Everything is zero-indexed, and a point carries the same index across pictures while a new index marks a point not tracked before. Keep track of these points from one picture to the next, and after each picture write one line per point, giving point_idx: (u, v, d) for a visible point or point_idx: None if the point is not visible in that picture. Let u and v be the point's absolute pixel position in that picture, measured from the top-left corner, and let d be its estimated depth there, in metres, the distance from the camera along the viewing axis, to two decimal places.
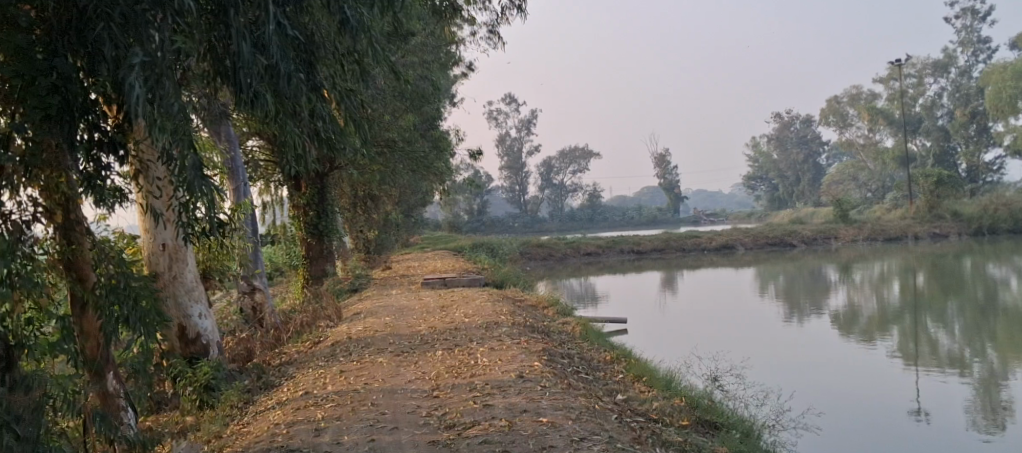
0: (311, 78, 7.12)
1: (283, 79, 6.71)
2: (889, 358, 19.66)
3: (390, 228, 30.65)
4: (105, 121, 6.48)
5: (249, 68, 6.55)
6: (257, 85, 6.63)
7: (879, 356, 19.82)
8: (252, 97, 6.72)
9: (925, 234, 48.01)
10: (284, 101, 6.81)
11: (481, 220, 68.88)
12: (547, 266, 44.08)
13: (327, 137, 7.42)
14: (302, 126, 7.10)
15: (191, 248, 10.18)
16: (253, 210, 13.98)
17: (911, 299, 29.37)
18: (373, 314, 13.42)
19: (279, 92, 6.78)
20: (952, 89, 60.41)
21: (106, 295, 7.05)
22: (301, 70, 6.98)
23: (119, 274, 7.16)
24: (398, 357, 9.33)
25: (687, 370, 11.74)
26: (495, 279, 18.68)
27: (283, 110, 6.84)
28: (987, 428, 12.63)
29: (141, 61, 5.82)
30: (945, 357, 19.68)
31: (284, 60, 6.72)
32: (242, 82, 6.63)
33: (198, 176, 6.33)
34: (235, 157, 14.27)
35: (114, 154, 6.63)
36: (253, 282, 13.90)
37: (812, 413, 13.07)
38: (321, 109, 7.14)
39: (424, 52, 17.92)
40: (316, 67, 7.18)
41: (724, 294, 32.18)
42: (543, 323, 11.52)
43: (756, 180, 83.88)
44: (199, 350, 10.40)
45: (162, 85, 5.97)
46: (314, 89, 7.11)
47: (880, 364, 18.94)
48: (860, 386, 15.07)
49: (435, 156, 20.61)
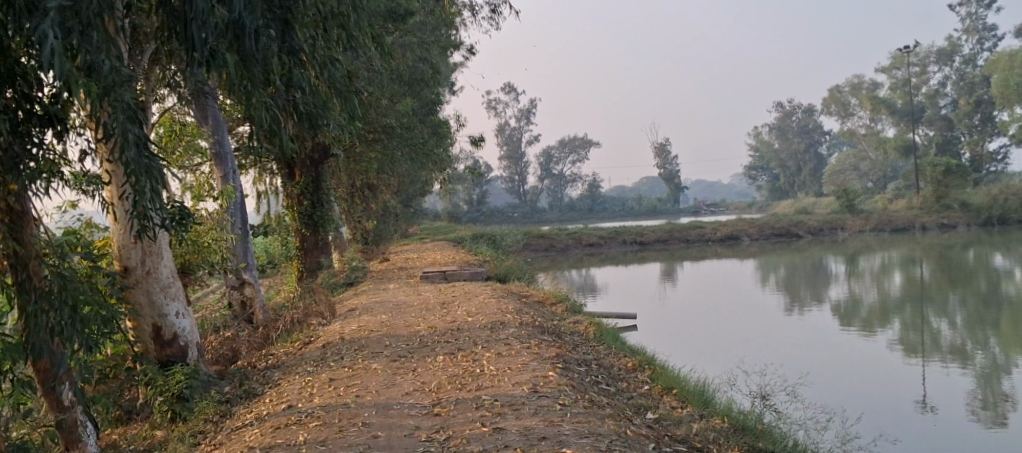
0: (287, 42, 7.03)
1: (248, 37, 6.53)
2: (890, 348, 18.86)
3: (389, 218, 29.70)
4: (38, 92, 6.65)
5: (204, 21, 6.39)
6: (213, 42, 6.44)
7: (879, 347, 19.05)
8: (209, 56, 6.53)
9: (932, 224, 47.06)
10: (250, 64, 6.64)
11: (480, 210, 68.00)
12: (549, 257, 43.11)
13: (305, 110, 7.40)
14: (278, 98, 7.12)
15: (168, 240, 9.34)
16: (239, 198, 12.94)
17: (916, 289, 28.49)
18: (369, 312, 12.47)
19: (246, 57, 6.63)
20: (956, 77, 59.44)
21: (42, 301, 7.18)
22: (272, 27, 6.83)
23: (55, 276, 7.28)
24: (394, 363, 8.41)
25: (729, 388, 10.56)
26: (499, 272, 17.79)
27: (249, 78, 6.68)
28: (992, 420, 12.00)
29: (58, 5, 5.95)
30: (946, 348, 18.93)
31: (249, 15, 6.53)
32: (196, 37, 6.41)
33: (141, 156, 6.35)
34: (223, 142, 13.25)
35: (51, 128, 6.82)
36: (242, 275, 13.04)
37: (884, 440, 11.18)
38: (299, 78, 7.06)
39: (423, 32, 17.04)
40: (292, 27, 7.01)
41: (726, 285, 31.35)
42: (552, 322, 10.63)
43: (757, 170, 82.62)
44: (175, 353, 9.52)
45: (87, 37, 6.15)
46: (290, 53, 7.02)
47: (882, 355, 18.18)
48: (881, 381, 14.19)
49: (436, 143, 19.51)
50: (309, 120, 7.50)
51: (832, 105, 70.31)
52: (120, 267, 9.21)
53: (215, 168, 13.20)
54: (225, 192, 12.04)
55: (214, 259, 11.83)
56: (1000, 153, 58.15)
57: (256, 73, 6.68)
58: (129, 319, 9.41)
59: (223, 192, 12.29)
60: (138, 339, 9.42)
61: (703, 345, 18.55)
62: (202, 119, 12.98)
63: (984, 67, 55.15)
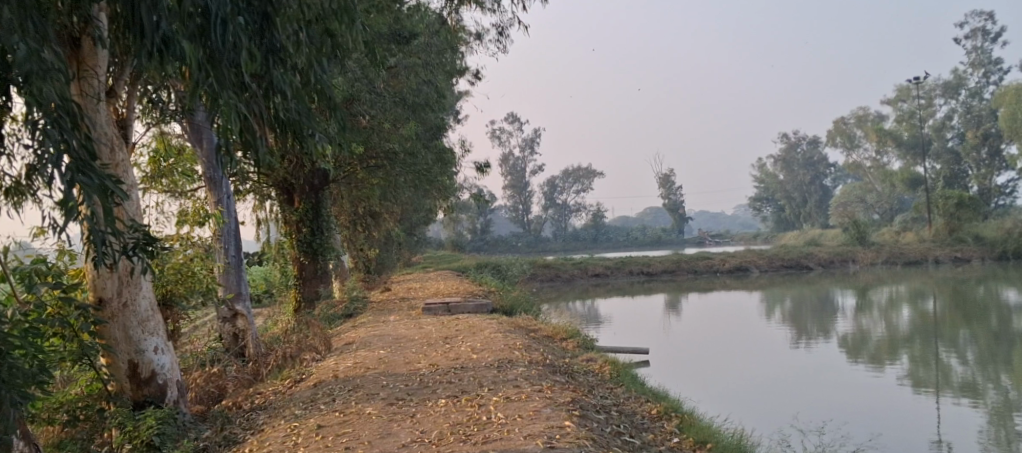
0: (266, 39, 7.19)
1: (214, 26, 6.62)
2: (898, 383, 18.03)
3: (391, 246, 28.95)
4: None
5: (156, 4, 6.45)
6: (166, 25, 6.46)
7: (888, 381, 18.16)
8: (162, 42, 6.54)
9: (946, 257, 46.12)
10: (216, 60, 6.80)
11: (483, 240, 67.42)
12: (554, 288, 42.28)
13: (286, 119, 7.57)
14: (251, 102, 7.21)
15: (147, 272, 8.65)
16: (229, 225, 12.14)
17: (926, 324, 27.65)
18: (366, 346, 11.66)
19: (213, 53, 6.79)
20: (962, 110, 58.68)
21: None
22: (243, 17, 6.90)
23: None
24: (391, 407, 7.61)
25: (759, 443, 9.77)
26: (505, 304, 16.98)
27: (215, 77, 6.76)
28: None
29: None
30: (957, 384, 18.08)
31: (215, 2, 6.61)
32: (148, 22, 6.48)
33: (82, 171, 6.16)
34: (212, 166, 12.19)
35: None
36: (234, 306, 12.32)
37: None
38: (278, 79, 7.24)
39: (430, 55, 16.33)
40: (273, 21, 7.14)
41: (732, 317, 30.55)
42: (564, 360, 9.83)
43: (762, 201, 81.61)
44: (154, 393, 8.83)
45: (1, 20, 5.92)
46: (269, 50, 7.17)
47: (889, 389, 17.31)
48: (896, 440, 13.49)
49: (440, 170, 18.73)
50: (295, 137, 7.72)
51: (838, 137, 69.70)
52: (95, 299, 8.53)
53: (209, 193, 12.36)
54: (213, 215, 11.45)
55: (198, 289, 10.97)
56: (1009, 186, 57.41)
57: (223, 69, 6.83)
58: (103, 356, 8.70)
59: (206, 213, 11.55)
60: (112, 377, 8.71)
61: (705, 379, 17.81)
62: (197, 142, 12.19)
63: (991, 100, 54.40)
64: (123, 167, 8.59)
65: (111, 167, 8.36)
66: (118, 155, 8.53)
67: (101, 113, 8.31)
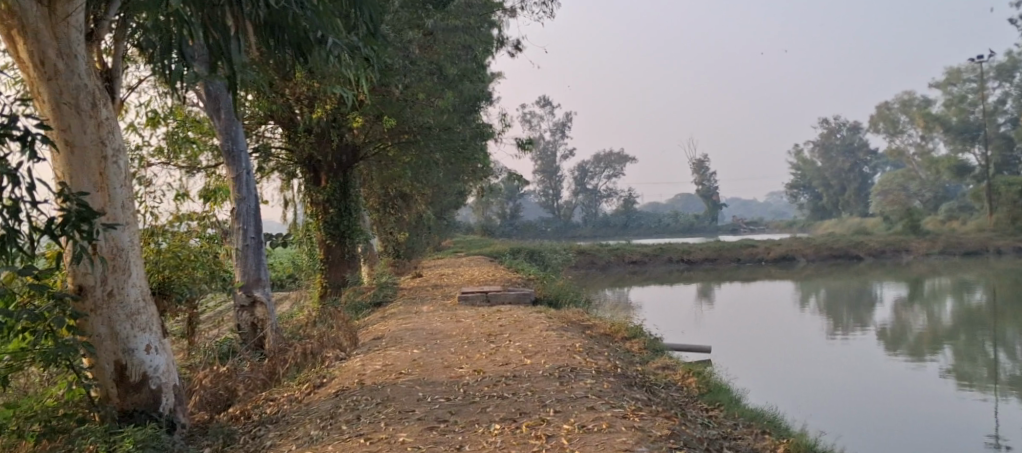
0: None
1: None
2: (943, 376, 16.36)
3: (421, 230, 27.36)
4: None
5: None
6: None
7: (932, 374, 16.53)
8: None
9: (1007, 248, 43.70)
10: None
11: (514, 225, 65.78)
12: (590, 275, 40.66)
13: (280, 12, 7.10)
14: None
15: (137, 257, 7.33)
16: (243, 202, 10.59)
17: (973, 317, 25.75)
18: (398, 342, 10.18)
19: None
20: (1016, 94, 55.40)
21: None
22: None
23: None
24: (430, 433, 6.11)
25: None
26: (549, 294, 15.41)
27: None
28: None
29: None
30: (1007, 377, 16.37)
31: None
32: None
33: None
34: (237, 137, 10.69)
35: None
36: (252, 294, 10.86)
37: None
38: None
39: (469, 17, 14.48)
40: None
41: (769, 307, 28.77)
42: (635, 368, 8.33)
43: (797, 189, 79.15)
44: (145, 400, 7.39)
45: None
46: None
47: (936, 383, 15.64)
48: (945, 441, 12.00)
49: (479, 146, 17.14)
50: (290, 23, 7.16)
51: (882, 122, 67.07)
52: (74, 288, 7.18)
53: (226, 168, 10.77)
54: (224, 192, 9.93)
55: (197, 277, 9.39)
56: None
57: None
58: (85, 357, 7.29)
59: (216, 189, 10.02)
60: (96, 381, 7.30)
61: (735, 370, 16.18)
62: (215, 111, 10.60)
63: None
64: (108, 128, 7.21)
65: (88, 127, 7.09)
66: (102, 112, 7.20)
67: (79, 60, 7.03)
